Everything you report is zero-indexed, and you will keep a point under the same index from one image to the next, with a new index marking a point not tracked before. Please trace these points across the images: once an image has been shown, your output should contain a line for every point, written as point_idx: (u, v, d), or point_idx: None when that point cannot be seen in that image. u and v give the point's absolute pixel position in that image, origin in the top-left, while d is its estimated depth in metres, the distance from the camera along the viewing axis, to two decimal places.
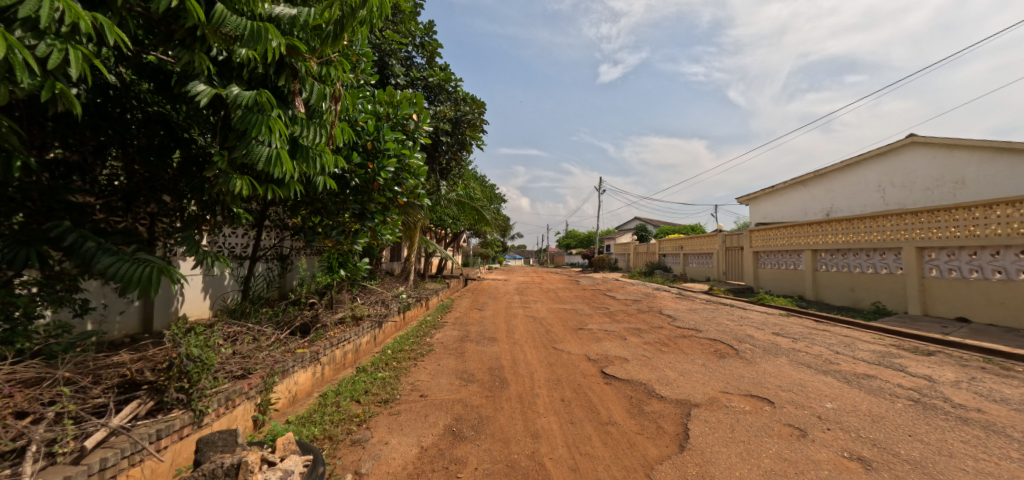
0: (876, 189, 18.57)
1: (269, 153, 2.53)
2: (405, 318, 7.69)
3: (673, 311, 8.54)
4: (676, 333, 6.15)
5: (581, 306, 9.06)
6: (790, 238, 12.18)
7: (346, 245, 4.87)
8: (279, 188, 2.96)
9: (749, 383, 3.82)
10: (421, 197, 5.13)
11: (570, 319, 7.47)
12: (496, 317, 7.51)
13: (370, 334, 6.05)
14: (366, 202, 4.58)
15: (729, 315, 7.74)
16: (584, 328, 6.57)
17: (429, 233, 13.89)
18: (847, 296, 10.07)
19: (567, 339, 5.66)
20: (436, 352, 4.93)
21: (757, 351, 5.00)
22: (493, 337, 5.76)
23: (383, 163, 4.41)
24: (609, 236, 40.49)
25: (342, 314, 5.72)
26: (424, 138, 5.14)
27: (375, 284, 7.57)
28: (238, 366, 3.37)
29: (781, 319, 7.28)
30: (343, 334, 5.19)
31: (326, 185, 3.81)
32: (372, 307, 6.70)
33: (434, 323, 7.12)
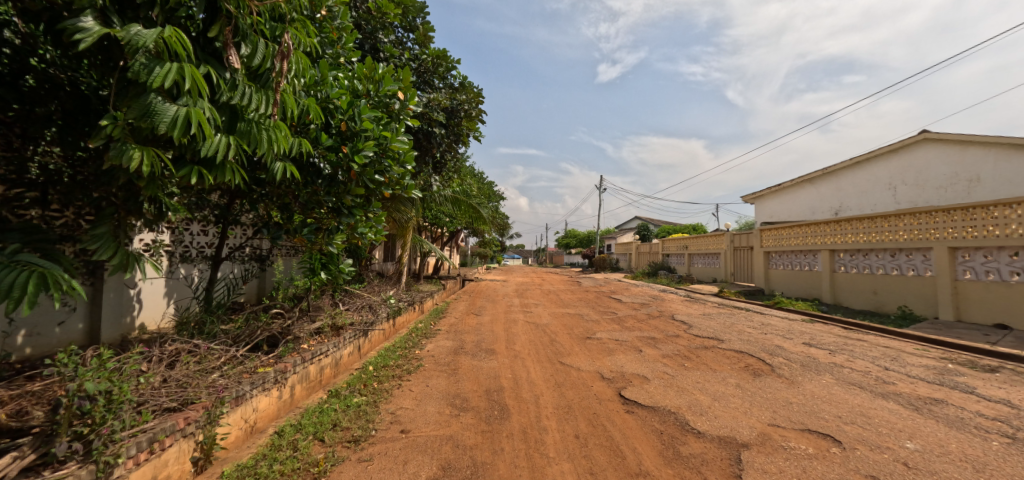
0: (888, 187, 17.94)
1: (176, 113, 1.91)
2: (396, 326, 6.99)
3: (686, 316, 7.89)
4: (696, 343, 5.49)
5: (585, 311, 8.39)
6: (803, 238, 11.55)
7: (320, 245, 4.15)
8: (211, 171, 2.30)
9: (800, 412, 3.16)
10: (410, 189, 4.43)
11: (575, 325, 6.81)
12: (494, 324, 6.82)
13: (353, 346, 5.33)
14: (342, 194, 3.89)
15: (749, 322, 7.07)
16: (592, 337, 5.91)
17: (423, 232, 13.18)
18: (869, 300, 9.44)
19: (575, 352, 4.99)
20: (425, 369, 4.25)
21: (796, 368, 4.34)
22: (490, 348, 5.09)
23: (359, 146, 3.70)
24: (609, 236, 39.85)
25: (320, 324, 5.00)
26: (410, 120, 4.46)
27: (361, 287, 6.87)
28: (173, 397, 2.68)
29: (808, 327, 6.62)
30: (319, 347, 4.51)
31: (288, 173, 3.14)
32: (358, 315, 5.98)
33: (426, 330, 6.43)
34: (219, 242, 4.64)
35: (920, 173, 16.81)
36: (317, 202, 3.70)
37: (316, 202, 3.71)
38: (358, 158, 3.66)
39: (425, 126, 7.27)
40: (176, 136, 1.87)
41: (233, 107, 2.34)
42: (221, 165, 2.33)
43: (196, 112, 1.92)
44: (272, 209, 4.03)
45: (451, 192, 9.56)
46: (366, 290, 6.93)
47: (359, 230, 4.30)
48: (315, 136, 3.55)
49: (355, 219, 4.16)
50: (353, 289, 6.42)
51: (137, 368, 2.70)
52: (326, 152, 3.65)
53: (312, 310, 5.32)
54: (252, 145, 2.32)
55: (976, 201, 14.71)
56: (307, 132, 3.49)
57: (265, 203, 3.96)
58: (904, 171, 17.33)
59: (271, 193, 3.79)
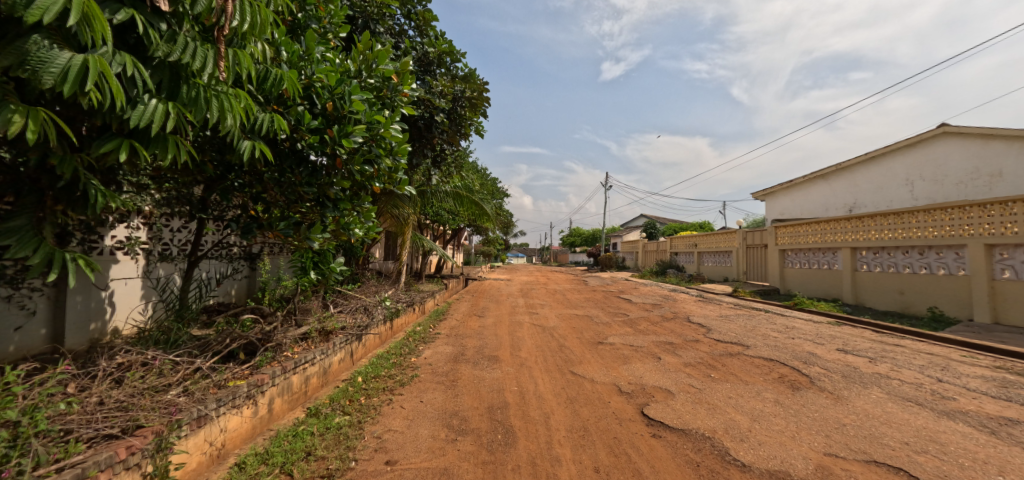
0: (904, 182, 17.31)
1: (67, 61, 1.48)
2: (392, 331, 6.53)
3: (702, 318, 7.40)
4: (718, 349, 5.01)
5: (595, 312, 7.91)
6: (821, 236, 11.00)
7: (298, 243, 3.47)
8: (149, 145, 1.83)
9: (859, 438, 2.68)
10: (405, 184, 3.83)
11: (585, 328, 6.35)
12: (498, 326, 6.38)
13: (342, 354, 4.85)
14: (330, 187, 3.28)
15: (772, 325, 6.58)
16: (604, 342, 5.43)
17: (425, 230, 12.73)
18: (896, 300, 8.89)
19: (587, 360, 4.52)
20: (420, 380, 3.79)
21: (837, 380, 3.85)
22: (494, 356, 4.63)
23: (347, 129, 3.07)
24: (616, 234, 39.21)
25: (307, 328, 4.53)
26: (406, 108, 3.81)
27: (355, 289, 6.45)
28: (117, 421, 2.29)
29: (838, 331, 6.11)
30: (304, 355, 4.08)
31: (257, 153, 2.63)
32: (349, 321, 5.49)
33: (424, 334, 5.98)
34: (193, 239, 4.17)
35: (939, 168, 16.15)
36: (298, 193, 3.15)
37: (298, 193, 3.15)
38: (342, 142, 3.04)
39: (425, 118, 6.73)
40: (63, 90, 1.43)
41: (175, 66, 1.87)
42: (160, 138, 1.86)
43: (94, 58, 1.46)
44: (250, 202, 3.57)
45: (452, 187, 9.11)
46: (359, 292, 6.47)
47: (345, 229, 3.66)
48: (293, 115, 2.98)
49: (340, 219, 3.55)
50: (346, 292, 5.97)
51: (60, 392, 2.31)
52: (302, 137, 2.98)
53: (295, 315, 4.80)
54: (198, 115, 1.85)
55: (999, 196, 14.07)
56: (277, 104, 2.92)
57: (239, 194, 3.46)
58: (922, 166, 16.67)
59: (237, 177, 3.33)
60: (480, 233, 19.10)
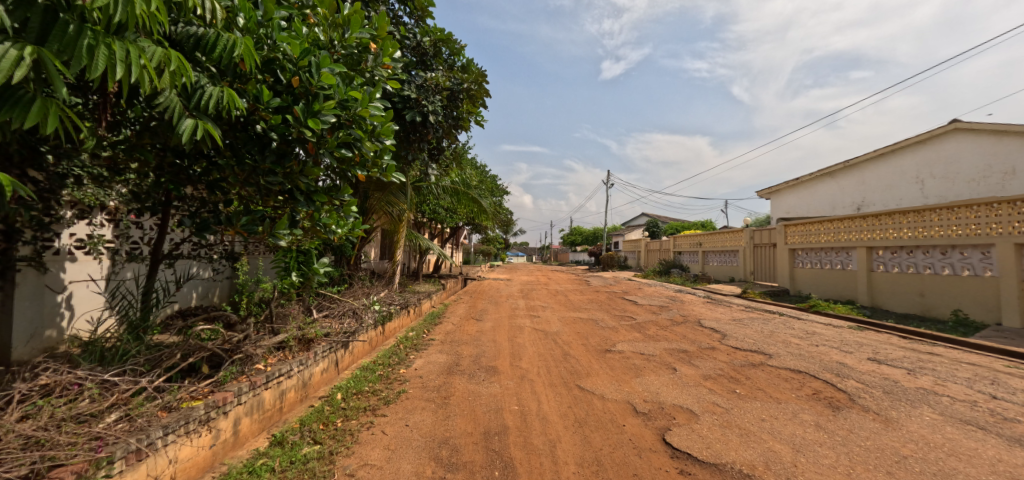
0: (913, 180, 16.85)
1: None
2: (383, 335, 6.09)
3: (714, 321, 6.96)
4: (738, 358, 4.56)
5: (599, 315, 7.46)
6: (835, 234, 10.53)
7: (265, 242, 2.98)
8: (5, 105, 1.43)
9: (928, 476, 2.25)
10: (389, 170, 3.37)
11: (590, 334, 5.90)
12: (497, 331, 5.94)
13: (324, 363, 4.42)
14: (300, 175, 2.82)
15: (791, 329, 6.13)
16: (612, 349, 4.99)
17: (422, 229, 12.27)
18: (915, 302, 8.45)
19: (595, 371, 4.08)
20: (408, 397, 3.35)
21: (879, 398, 3.41)
22: (492, 366, 4.18)
23: (314, 107, 2.60)
24: (617, 233, 38.77)
25: (284, 336, 4.08)
26: (389, 82, 3.29)
27: (342, 291, 6.01)
28: (24, 462, 1.85)
29: (863, 338, 5.67)
30: (278, 367, 3.64)
31: (202, 131, 2.19)
32: (334, 326, 5.03)
33: (417, 339, 5.54)
34: (157, 237, 3.72)
35: (950, 165, 15.69)
36: (261, 183, 2.69)
37: (261, 183, 2.69)
38: (309, 122, 2.56)
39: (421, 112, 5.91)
40: None
41: (58, 8, 1.48)
42: (21, 96, 1.46)
43: None
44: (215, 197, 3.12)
45: (449, 183, 8.64)
46: (347, 295, 6.02)
47: (320, 225, 3.20)
48: (250, 90, 2.50)
49: (316, 213, 3.10)
50: (331, 294, 5.53)
51: None
52: (263, 117, 2.53)
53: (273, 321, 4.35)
54: (79, 67, 1.44)
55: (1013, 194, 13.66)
56: (230, 77, 2.46)
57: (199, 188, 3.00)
58: (933, 163, 16.20)
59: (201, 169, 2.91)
60: (480, 232, 18.66)
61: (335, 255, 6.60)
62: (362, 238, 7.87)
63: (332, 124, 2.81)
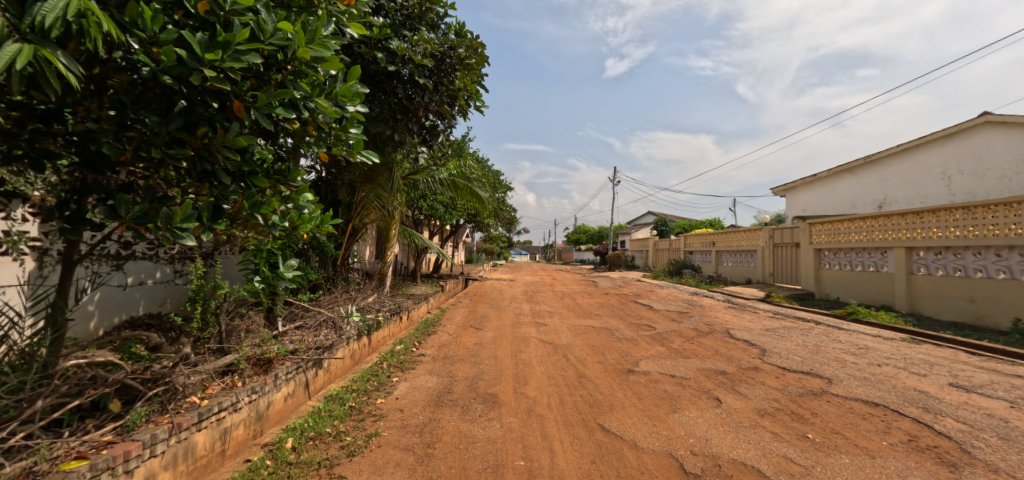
0: (939, 175, 15.87)
1: None
2: (367, 348, 5.33)
3: (745, 331, 6.13)
4: (793, 384, 3.73)
5: (613, 324, 6.64)
6: (867, 233, 9.65)
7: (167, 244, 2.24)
8: None
9: None
10: (354, 147, 2.82)
11: (606, 348, 5.07)
12: (498, 344, 5.13)
13: (289, 387, 3.66)
14: (220, 145, 2.21)
15: (839, 343, 5.29)
16: (635, 369, 4.18)
17: (419, 226, 11.40)
18: (965, 310, 7.58)
19: (618, 401, 3.27)
20: (380, 446, 2.54)
21: (1002, 448, 2.59)
22: (492, 396, 3.37)
23: (224, 39, 2.04)
24: (623, 231, 37.81)
25: (235, 358, 3.30)
26: (350, 24, 2.67)
27: (319, 298, 5.21)
28: None
29: (929, 356, 4.83)
30: (221, 400, 2.87)
31: (44, 61, 1.52)
32: (305, 340, 4.28)
33: (404, 354, 4.72)
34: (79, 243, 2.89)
35: (980, 159, 14.70)
36: (158, 153, 2.10)
37: (158, 152, 2.11)
38: (210, 56, 1.99)
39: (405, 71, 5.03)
40: None
41: None
42: None
43: None
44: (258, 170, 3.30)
45: (446, 176, 7.80)
46: (327, 301, 5.25)
47: (257, 217, 2.52)
48: (130, 13, 1.90)
49: (248, 199, 2.45)
50: (306, 302, 4.77)
51: None
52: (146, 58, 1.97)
53: (228, 332, 3.65)
54: None
55: None
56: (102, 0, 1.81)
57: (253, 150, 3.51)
58: (961, 158, 15.24)
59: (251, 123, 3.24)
60: (482, 229, 17.77)
61: (314, 253, 5.79)
62: (350, 236, 7.08)
63: (253, 74, 2.28)
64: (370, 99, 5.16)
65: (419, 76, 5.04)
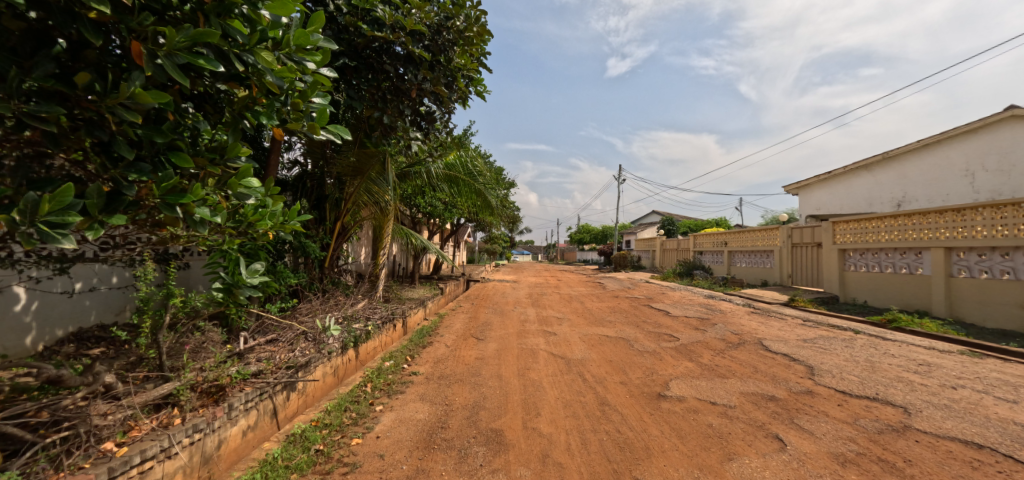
0: (961, 172, 15.11)
1: None
2: (353, 362, 4.68)
3: (780, 342, 5.45)
4: (865, 418, 3.06)
5: (629, 333, 5.95)
6: (899, 233, 8.94)
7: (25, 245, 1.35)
8: None
9: None
10: (318, 120, 2.04)
11: (626, 363, 4.41)
12: (502, 358, 4.48)
13: (249, 418, 3.01)
14: (112, 103, 1.42)
15: (894, 359, 4.62)
16: (667, 394, 3.50)
17: (415, 224, 10.74)
18: (1015, 317, 6.88)
19: (657, 443, 2.61)
20: None
21: None
22: (496, 434, 2.71)
23: None
24: (628, 231, 37.15)
25: (174, 388, 2.63)
26: None
27: (297, 308, 4.56)
28: None
29: (1004, 374, 4.16)
30: (147, 446, 2.22)
31: None
32: (274, 358, 3.62)
33: (391, 370, 4.08)
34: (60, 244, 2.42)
35: (1006, 154, 13.95)
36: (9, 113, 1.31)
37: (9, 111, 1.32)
38: None
39: (396, 40, 4.38)
40: None
41: None
42: None
43: None
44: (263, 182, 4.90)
45: (443, 169, 7.14)
46: (305, 311, 4.58)
47: (172, 209, 1.65)
48: None
49: (160, 182, 1.62)
50: (276, 313, 4.08)
51: None
52: None
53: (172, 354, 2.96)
54: None
55: None
56: None
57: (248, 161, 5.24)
58: (985, 154, 14.48)
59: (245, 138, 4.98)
60: (483, 228, 17.20)
61: (282, 255, 5.08)
62: (339, 236, 6.47)
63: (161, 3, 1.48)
64: (355, 76, 4.51)
65: (411, 47, 4.39)
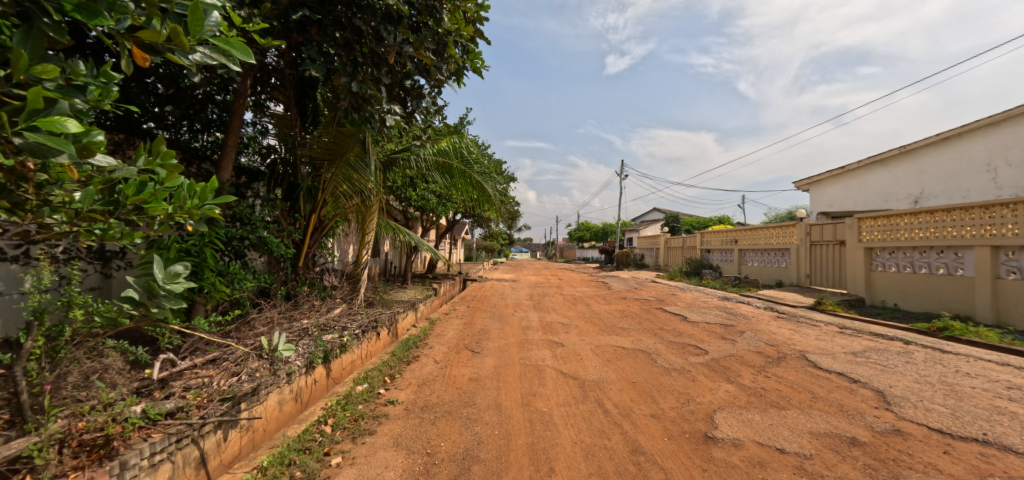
0: (982, 165, 14.33)
1: None
2: (320, 381, 3.89)
3: (828, 357, 4.65)
4: (993, 477, 2.27)
5: (648, 344, 5.15)
6: (935, 231, 8.13)
7: None
8: None
9: None
10: (187, 27, 1.25)
11: (653, 386, 3.61)
12: (501, 381, 3.67)
13: (158, 476, 2.20)
14: None
15: (974, 381, 3.83)
16: (714, 434, 2.70)
17: (406, 220, 9.90)
18: None
19: None
20: None
21: None
22: None
23: None
24: (629, 228, 36.31)
25: (22, 450, 1.81)
26: None
27: (250, 323, 3.74)
28: None
29: None
30: None
31: None
32: (207, 388, 2.82)
33: (363, 397, 3.26)
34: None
35: None
36: None
37: None
38: None
39: None
40: None
41: None
42: None
43: None
44: (223, 167, 4.39)
45: (434, 156, 6.30)
46: (257, 323, 3.76)
47: None
48: None
49: None
50: (215, 330, 3.25)
51: None
52: None
53: (54, 371, 2.23)
54: None
55: None
56: None
57: (190, 136, 4.62)
58: (1008, 148, 13.64)
59: (183, 103, 4.25)
60: (481, 224, 16.33)
61: (238, 254, 4.27)
62: (315, 231, 5.65)
63: None
64: (319, 35, 3.57)
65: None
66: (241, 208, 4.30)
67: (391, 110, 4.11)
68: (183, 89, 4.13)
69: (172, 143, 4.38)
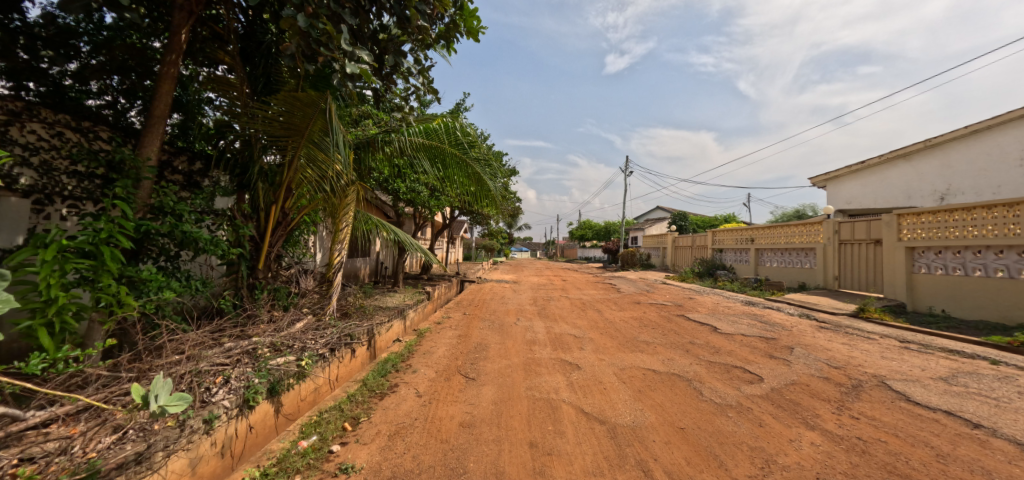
0: (1015, 162, 13.29)
1: None
2: (265, 421, 2.95)
3: (916, 385, 3.68)
4: None
5: (685, 365, 4.17)
6: (994, 229, 7.18)
7: None
8: None
9: None
10: None
11: (710, 435, 2.65)
12: (501, 427, 2.70)
13: None
14: None
15: None
16: None
17: (396, 216, 8.89)
18: None
19: None
20: None
21: None
22: None
23: None
24: (633, 227, 35.17)
25: None
26: None
27: (162, 350, 2.77)
28: None
29: None
30: None
31: None
32: (55, 460, 1.90)
33: (303, 461, 2.28)
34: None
35: None
36: None
37: None
38: None
39: None
40: None
41: None
42: None
43: None
44: (146, 144, 3.40)
45: (421, 138, 5.32)
46: (175, 347, 2.81)
47: None
48: None
49: None
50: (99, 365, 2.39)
51: None
52: None
53: None
54: None
55: None
56: None
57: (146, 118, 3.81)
58: None
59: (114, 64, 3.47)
60: (480, 222, 15.21)
61: (168, 257, 3.35)
62: (280, 227, 4.68)
63: None
64: None
65: None
66: (166, 197, 3.29)
67: (363, 58, 3.00)
68: (113, 46, 3.42)
69: (98, 117, 3.51)
